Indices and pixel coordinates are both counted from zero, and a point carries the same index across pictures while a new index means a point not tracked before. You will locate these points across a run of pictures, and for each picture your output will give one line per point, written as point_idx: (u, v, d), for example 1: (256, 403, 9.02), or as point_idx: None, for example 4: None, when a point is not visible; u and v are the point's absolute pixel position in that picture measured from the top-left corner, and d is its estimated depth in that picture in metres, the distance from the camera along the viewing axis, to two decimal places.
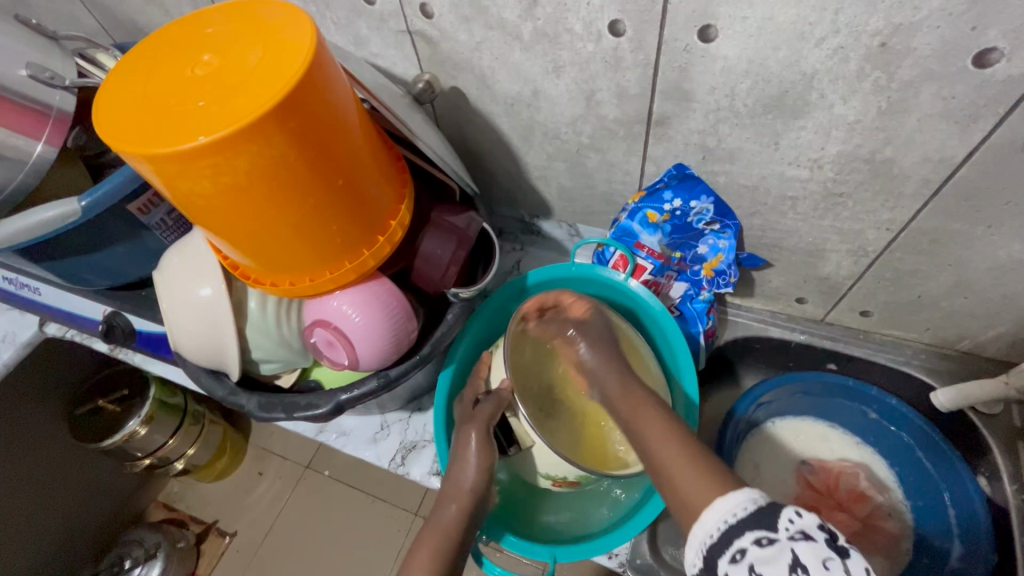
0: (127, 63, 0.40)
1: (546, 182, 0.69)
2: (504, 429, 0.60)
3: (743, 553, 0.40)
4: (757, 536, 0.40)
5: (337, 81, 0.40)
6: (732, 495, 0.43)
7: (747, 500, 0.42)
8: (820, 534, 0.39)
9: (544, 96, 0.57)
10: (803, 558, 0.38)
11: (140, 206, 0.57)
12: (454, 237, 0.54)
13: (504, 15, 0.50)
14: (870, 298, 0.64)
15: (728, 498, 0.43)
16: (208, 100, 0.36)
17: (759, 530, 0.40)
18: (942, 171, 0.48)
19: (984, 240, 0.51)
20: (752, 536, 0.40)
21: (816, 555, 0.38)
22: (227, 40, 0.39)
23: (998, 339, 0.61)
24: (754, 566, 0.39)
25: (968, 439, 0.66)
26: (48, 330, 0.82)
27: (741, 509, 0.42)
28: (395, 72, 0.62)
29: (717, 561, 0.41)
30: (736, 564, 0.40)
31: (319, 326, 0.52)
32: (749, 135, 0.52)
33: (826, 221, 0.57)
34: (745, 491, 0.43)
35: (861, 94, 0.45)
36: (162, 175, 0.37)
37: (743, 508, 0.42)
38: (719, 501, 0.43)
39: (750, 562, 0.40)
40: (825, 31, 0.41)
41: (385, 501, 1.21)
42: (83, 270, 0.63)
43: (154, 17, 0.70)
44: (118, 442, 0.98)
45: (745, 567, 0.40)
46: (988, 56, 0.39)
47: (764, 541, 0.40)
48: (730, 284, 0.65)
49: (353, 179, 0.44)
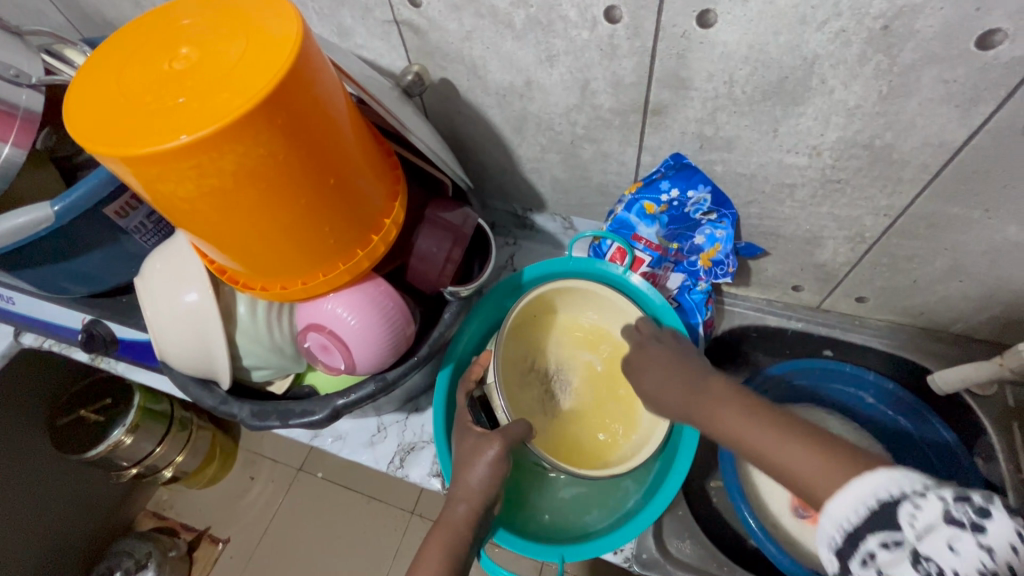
0: (99, 57, 0.38)
1: (539, 175, 0.68)
2: (489, 411, 0.59)
3: (874, 557, 0.34)
4: (880, 539, 0.34)
5: (324, 75, 0.38)
6: (843, 494, 0.36)
7: (856, 502, 0.35)
8: (943, 514, 0.32)
9: (537, 86, 0.55)
10: (932, 548, 0.32)
11: (117, 210, 0.55)
12: (450, 235, 0.52)
13: (495, 2, 0.48)
14: (867, 284, 0.64)
15: (841, 495, 0.35)
16: (188, 96, 0.34)
17: (881, 531, 0.34)
18: (940, 156, 0.47)
19: (981, 223, 0.51)
20: (874, 540, 0.34)
21: (943, 541, 0.32)
22: (204, 31, 0.37)
23: (991, 322, 0.62)
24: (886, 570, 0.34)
25: (963, 420, 0.66)
26: (23, 340, 0.79)
27: (852, 513, 0.35)
28: (382, 65, 0.60)
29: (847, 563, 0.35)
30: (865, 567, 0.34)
31: (313, 331, 0.50)
32: (747, 122, 0.51)
33: (824, 208, 0.56)
34: (854, 484, 0.35)
35: (863, 79, 0.44)
36: (141, 177, 0.35)
37: (853, 513, 0.35)
38: (826, 505, 0.36)
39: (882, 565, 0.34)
40: (828, 14, 0.41)
41: (378, 501, 1.20)
42: (59, 279, 0.60)
43: (124, 11, 0.67)
44: (103, 452, 0.95)
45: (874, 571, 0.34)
46: (991, 38, 0.39)
47: (889, 544, 0.33)
48: (728, 274, 0.64)
49: (345, 178, 0.42)
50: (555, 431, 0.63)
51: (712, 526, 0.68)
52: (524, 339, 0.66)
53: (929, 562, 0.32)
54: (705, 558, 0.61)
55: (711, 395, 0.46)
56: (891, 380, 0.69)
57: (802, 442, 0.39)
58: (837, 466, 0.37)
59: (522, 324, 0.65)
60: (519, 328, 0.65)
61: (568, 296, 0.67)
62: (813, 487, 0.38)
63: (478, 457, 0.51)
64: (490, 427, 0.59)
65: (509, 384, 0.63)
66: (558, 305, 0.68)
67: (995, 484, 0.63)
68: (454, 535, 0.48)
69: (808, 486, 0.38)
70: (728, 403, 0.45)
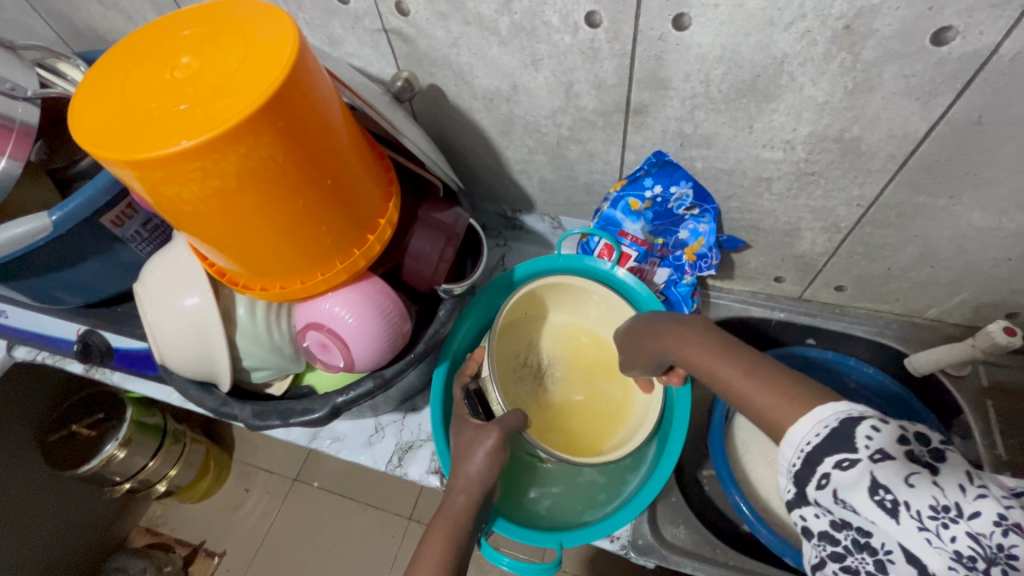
0: (100, 68, 0.39)
1: (527, 176, 0.70)
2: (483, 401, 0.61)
3: (827, 479, 0.36)
4: (836, 460, 0.35)
5: (320, 81, 0.40)
6: (801, 420, 0.38)
7: (816, 425, 0.37)
8: (902, 449, 0.35)
9: (523, 89, 0.57)
10: (891, 480, 0.34)
11: (113, 219, 0.56)
12: (442, 234, 0.54)
13: (481, 10, 0.50)
14: (844, 273, 0.67)
15: (802, 421, 0.37)
16: (190, 103, 0.35)
17: (839, 453, 0.35)
18: (905, 147, 0.50)
19: (947, 211, 0.54)
20: (832, 462, 0.35)
21: (900, 474, 0.34)
22: (203, 41, 0.38)
23: (963, 305, 0.65)
24: (840, 493, 0.35)
25: (940, 401, 0.69)
26: (16, 354, 0.79)
27: (812, 436, 0.37)
28: (372, 72, 0.62)
29: (804, 490, 0.37)
30: (822, 491, 0.36)
31: (312, 330, 0.51)
32: (724, 119, 0.53)
33: (800, 200, 0.59)
34: (816, 413, 0.37)
35: (829, 76, 0.47)
36: (145, 181, 0.36)
37: (815, 435, 0.36)
38: (793, 429, 0.38)
39: (836, 488, 0.36)
40: (793, 16, 0.43)
41: (377, 508, 1.19)
42: (56, 289, 0.61)
43: (115, 24, 0.68)
44: (96, 467, 0.97)
45: (830, 493, 0.36)
46: (945, 34, 0.41)
47: (845, 465, 0.35)
48: (712, 266, 0.66)
49: (341, 179, 0.44)
50: (543, 424, 0.65)
51: (706, 513, 0.70)
52: (517, 334, 0.68)
53: (887, 492, 0.34)
54: (700, 543, 0.62)
55: (696, 336, 0.50)
56: (870, 364, 0.73)
57: (767, 378, 0.42)
58: (795, 398, 0.39)
59: (517, 319, 0.68)
60: (511, 323, 0.67)
61: (561, 294, 0.69)
62: (776, 416, 0.40)
63: (477, 447, 0.53)
64: (485, 418, 0.60)
65: (503, 379, 0.65)
66: (551, 304, 0.70)
67: (972, 461, 0.65)
68: (455, 518, 0.49)
69: (768, 416, 0.40)
70: (710, 345, 0.48)
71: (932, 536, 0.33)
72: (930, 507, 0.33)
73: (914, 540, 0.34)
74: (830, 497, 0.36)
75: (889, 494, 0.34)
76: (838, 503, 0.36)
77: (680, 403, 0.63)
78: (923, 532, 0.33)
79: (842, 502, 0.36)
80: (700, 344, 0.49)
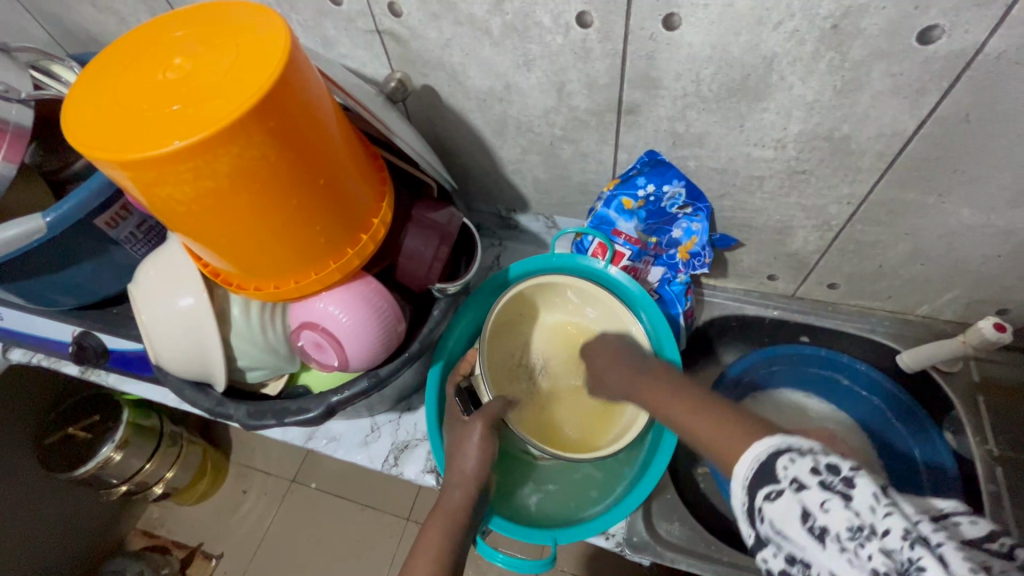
0: (93, 70, 0.39)
1: (521, 176, 0.70)
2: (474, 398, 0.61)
3: (762, 514, 0.35)
4: (766, 493, 0.35)
5: (312, 80, 0.40)
6: (741, 455, 0.38)
7: (749, 461, 0.37)
8: (816, 475, 0.33)
9: (516, 89, 0.57)
10: (809, 505, 0.33)
11: (108, 220, 0.56)
12: (436, 233, 0.55)
13: (473, 10, 0.50)
14: (836, 270, 0.67)
15: (739, 457, 0.38)
16: (183, 103, 0.35)
17: (766, 486, 0.35)
18: (894, 145, 0.51)
19: (936, 208, 0.54)
20: (761, 496, 0.35)
21: (817, 499, 0.33)
22: (197, 42, 0.38)
23: (954, 302, 0.65)
24: (774, 527, 0.34)
25: (932, 397, 0.70)
26: (11, 356, 0.79)
27: (747, 471, 0.36)
28: (365, 73, 0.62)
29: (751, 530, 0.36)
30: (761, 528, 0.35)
31: (307, 329, 0.51)
32: (716, 118, 0.54)
33: (792, 198, 0.59)
34: (751, 449, 0.37)
35: (818, 75, 0.47)
36: (138, 181, 0.37)
37: (748, 471, 0.36)
38: (734, 469, 0.38)
39: (769, 522, 0.35)
40: (782, 15, 0.44)
41: (374, 509, 1.19)
42: (50, 291, 0.61)
43: (108, 27, 0.68)
44: (93, 469, 0.97)
45: (768, 530, 0.35)
46: (931, 33, 0.42)
47: (772, 496, 0.35)
48: (705, 265, 0.67)
49: (334, 178, 0.44)
50: (538, 422, 0.65)
51: (701, 510, 0.70)
52: (512, 335, 0.69)
53: (813, 518, 0.33)
54: (694, 540, 0.63)
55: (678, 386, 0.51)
56: (863, 361, 0.72)
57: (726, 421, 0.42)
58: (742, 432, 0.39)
59: (511, 320, 0.69)
60: (505, 324, 0.68)
61: (552, 294, 0.70)
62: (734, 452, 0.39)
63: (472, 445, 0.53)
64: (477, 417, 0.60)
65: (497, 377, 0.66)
66: (542, 304, 0.71)
67: (964, 456, 0.65)
68: (451, 515, 0.49)
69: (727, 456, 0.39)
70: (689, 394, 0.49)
71: (852, 558, 0.32)
72: (847, 528, 0.32)
73: (841, 567, 0.32)
74: (769, 533, 0.35)
75: (812, 520, 0.33)
76: (777, 538, 0.34)
77: None
78: (845, 556, 0.32)
79: (778, 535, 0.34)
80: (668, 383, 0.52)
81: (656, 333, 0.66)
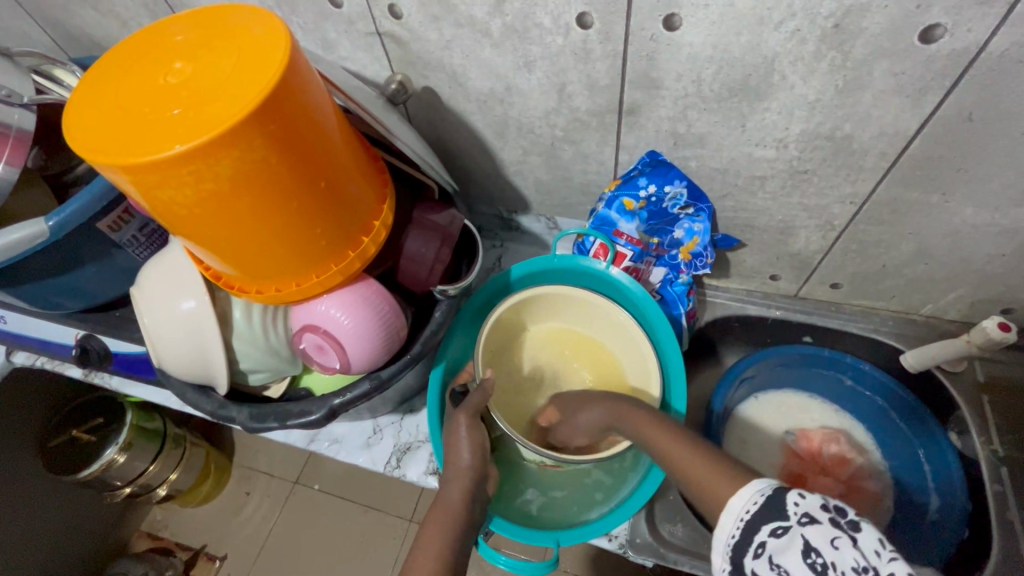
0: (94, 74, 0.40)
1: (522, 177, 0.70)
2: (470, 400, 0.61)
3: (763, 547, 0.37)
4: (772, 528, 0.36)
5: (313, 84, 0.40)
6: (739, 492, 0.39)
7: (753, 495, 0.38)
8: (826, 512, 0.35)
9: (516, 91, 0.57)
10: (815, 540, 0.35)
11: (110, 223, 0.56)
12: (438, 235, 0.54)
13: (473, 12, 0.50)
14: (839, 270, 0.67)
15: (739, 492, 0.39)
16: (183, 107, 0.35)
17: (773, 520, 0.37)
18: (897, 144, 0.50)
19: (940, 207, 0.54)
20: (767, 529, 0.37)
21: (825, 536, 0.35)
22: (197, 45, 0.39)
23: (958, 302, 0.65)
24: (774, 559, 0.36)
25: (936, 397, 0.69)
26: (15, 359, 0.79)
27: (750, 505, 0.38)
28: (366, 75, 0.62)
29: (744, 562, 0.37)
30: (759, 560, 0.36)
31: (308, 332, 0.51)
32: (717, 118, 0.54)
33: (794, 198, 0.59)
34: (751, 484, 0.39)
35: (819, 74, 0.47)
36: (139, 185, 0.37)
37: (751, 503, 0.38)
38: (732, 504, 0.39)
39: (770, 555, 0.36)
40: (782, 15, 0.43)
41: (379, 510, 1.20)
42: (53, 294, 0.61)
43: (110, 31, 0.69)
44: (96, 472, 0.98)
45: (766, 563, 0.36)
46: (933, 32, 0.42)
47: (779, 531, 0.36)
48: (707, 265, 0.66)
49: (335, 181, 0.44)
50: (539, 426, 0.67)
51: None
52: (509, 344, 0.70)
53: (817, 554, 0.35)
54: (698, 541, 0.63)
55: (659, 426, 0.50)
56: (867, 362, 0.72)
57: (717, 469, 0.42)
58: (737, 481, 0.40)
59: (507, 330, 0.69)
60: (503, 334, 0.68)
61: (545, 304, 0.70)
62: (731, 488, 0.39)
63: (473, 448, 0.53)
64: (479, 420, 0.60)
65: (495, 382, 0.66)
66: (539, 313, 0.71)
67: (969, 457, 0.65)
68: (451, 517, 0.49)
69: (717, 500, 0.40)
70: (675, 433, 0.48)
71: None
72: (851, 568, 0.33)
73: None
74: (766, 566, 0.36)
75: (816, 555, 0.34)
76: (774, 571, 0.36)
77: (676, 401, 0.64)
78: None
79: (776, 568, 0.36)
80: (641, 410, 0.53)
81: (654, 329, 0.67)
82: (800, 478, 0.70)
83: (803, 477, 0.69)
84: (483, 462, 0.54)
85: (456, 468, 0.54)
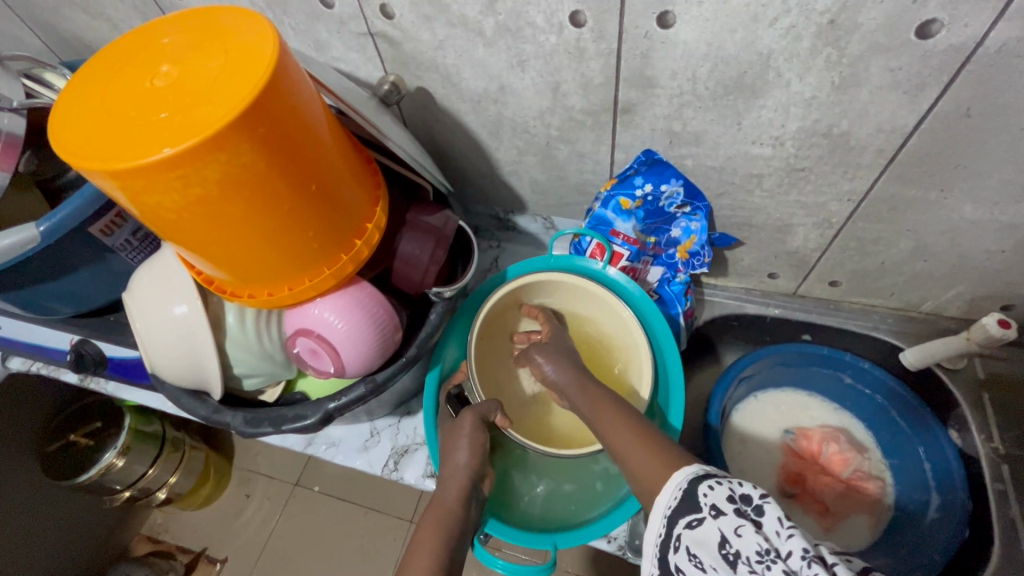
0: (80, 78, 0.39)
1: (518, 177, 0.69)
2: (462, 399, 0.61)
3: (680, 540, 0.40)
4: (688, 520, 0.40)
5: (302, 85, 0.40)
6: (663, 488, 0.42)
7: (673, 490, 0.42)
8: (732, 503, 0.38)
9: (510, 90, 0.57)
10: (724, 532, 0.38)
11: (102, 227, 0.55)
12: (432, 237, 0.54)
13: (465, 11, 0.50)
14: (837, 268, 0.66)
15: (663, 489, 0.42)
16: (170, 111, 0.35)
17: (688, 513, 0.40)
18: (895, 141, 0.50)
19: (938, 204, 0.54)
20: (684, 522, 0.40)
21: (731, 525, 0.38)
22: (185, 47, 0.38)
23: (958, 299, 0.64)
24: (691, 550, 0.39)
25: (937, 394, 0.69)
26: (11, 365, 0.79)
27: (671, 499, 0.41)
28: (359, 76, 0.62)
29: (668, 555, 0.41)
30: (678, 553, 0.40)
31: (302, 335, 0.51)
32: (713, 116, 0.53)
33: (791, 196, 0.59)
34: (672, 478, 0.42)
35: (816, 71, 0.46)
36: (127, 191, 0.36)
37: (672, 499, 0.41)
38: (656, 499, 0.43)
39: (687, 547, 0.40)
40: (777, 11, 0.43)
41: (379, 512, 1.19)
42: (46, 299, 0.60)
43: (102, 33, 0.68)
44: (95, 476, 0.99)
45: (684, 554, 0.40)
46: (929, 27, 0.41)
47: (694, 523, 0.40)
48: (705, 264, 0.66)
49: (326, 184, 0.44)
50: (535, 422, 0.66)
51: None
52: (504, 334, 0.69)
53: (728, 544, 0.38)
54: None
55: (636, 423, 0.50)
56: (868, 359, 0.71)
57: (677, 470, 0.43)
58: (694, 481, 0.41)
59: (502, 319, 0.68)
60: (497, 323, 0.68)
61: (541, 293, 0.69)
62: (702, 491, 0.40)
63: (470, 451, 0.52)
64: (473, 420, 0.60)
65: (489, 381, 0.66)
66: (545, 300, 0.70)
67: (969, 454, 0.65)
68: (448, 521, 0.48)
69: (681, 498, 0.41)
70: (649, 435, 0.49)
71: None
72: (756, 552, 0.37)
73: None
74: (686, 557, 0.40)
75: (727, 546, 0.38)
76: (692, 560, 0.39)
77: (674, 400, 0.64)
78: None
79: (693, 558, 0.39)
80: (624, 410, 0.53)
81: (650, 325, 0.66)
82: (799, 477, 0.70)
83: (802, 476, 0.70)
84: (480, 462, 0.54)
85: (452, 470, 0.53)
